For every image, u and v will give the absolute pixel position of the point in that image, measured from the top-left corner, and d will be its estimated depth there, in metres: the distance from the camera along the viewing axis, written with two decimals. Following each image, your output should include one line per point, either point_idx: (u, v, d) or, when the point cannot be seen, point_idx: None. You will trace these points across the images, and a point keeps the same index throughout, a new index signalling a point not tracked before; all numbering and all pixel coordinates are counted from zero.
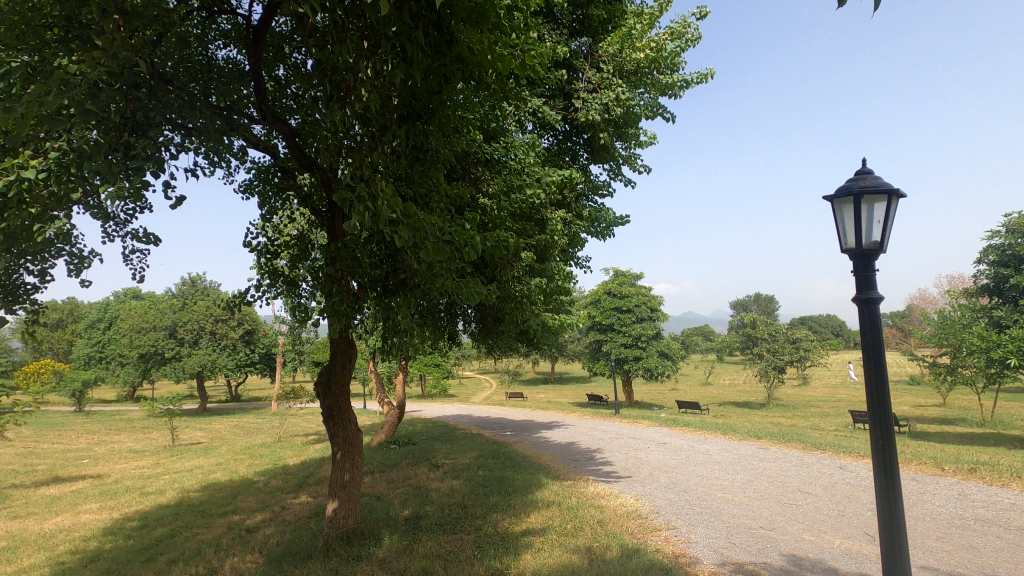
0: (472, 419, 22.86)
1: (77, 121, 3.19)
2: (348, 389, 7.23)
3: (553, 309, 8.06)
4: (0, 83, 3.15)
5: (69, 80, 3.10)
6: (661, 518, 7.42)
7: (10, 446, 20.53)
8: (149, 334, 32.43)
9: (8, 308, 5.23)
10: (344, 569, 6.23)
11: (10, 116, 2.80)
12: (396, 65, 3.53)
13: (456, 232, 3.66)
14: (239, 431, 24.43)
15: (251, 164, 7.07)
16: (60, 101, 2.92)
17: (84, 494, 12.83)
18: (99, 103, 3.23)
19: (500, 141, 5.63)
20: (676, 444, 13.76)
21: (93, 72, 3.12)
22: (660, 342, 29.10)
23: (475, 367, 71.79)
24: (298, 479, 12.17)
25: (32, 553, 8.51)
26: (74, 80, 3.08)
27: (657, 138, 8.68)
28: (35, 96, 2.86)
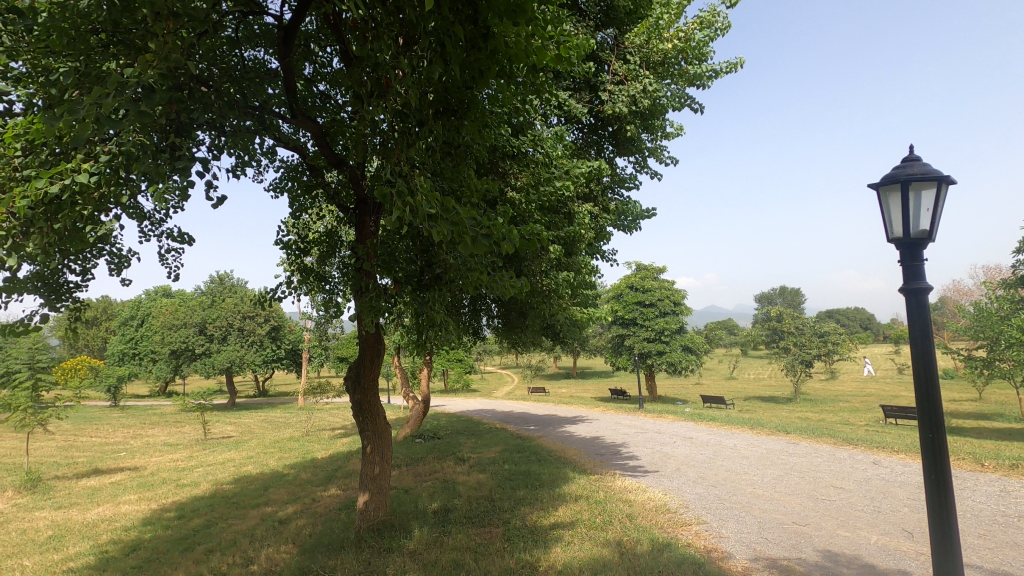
0: (496, 413, 22.99)
1: (129, 123, 3.30)
2: (377, 384, 7.33)
3: (579, 302, 8.06)
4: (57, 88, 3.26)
5: (123, 82, 3.19)
6: (691, 513, 7.36)
7: (52, 439, 21.31)
8: (180, 331, 33.31)
9: (51, 305, 5.44)
10: (376, 560, 6.35)
11: (73, 119, 2.91)
12: (432, 60, 3.54)
13: (494, 225, 3.66)
14: (268, 425, 24.97)
15: (280, 163, 7.19)
16: (116, 103, 3.01)
17: (123, 485, 13.27)
18: (150, 104, 3.33)
19: (527, 134, 5.63)
20: (703, 438, 13.60)
21: (145, 73, 3.21)
22: (683, 336, 28.77)
23: (497, 362, 72.02)
24: (327, 472, 12.41)
25: (77, 542, 8.85)
26: (129, 82, 3.17)
27: (684, 129, 8.58)
28: (96, 98, 2.95)
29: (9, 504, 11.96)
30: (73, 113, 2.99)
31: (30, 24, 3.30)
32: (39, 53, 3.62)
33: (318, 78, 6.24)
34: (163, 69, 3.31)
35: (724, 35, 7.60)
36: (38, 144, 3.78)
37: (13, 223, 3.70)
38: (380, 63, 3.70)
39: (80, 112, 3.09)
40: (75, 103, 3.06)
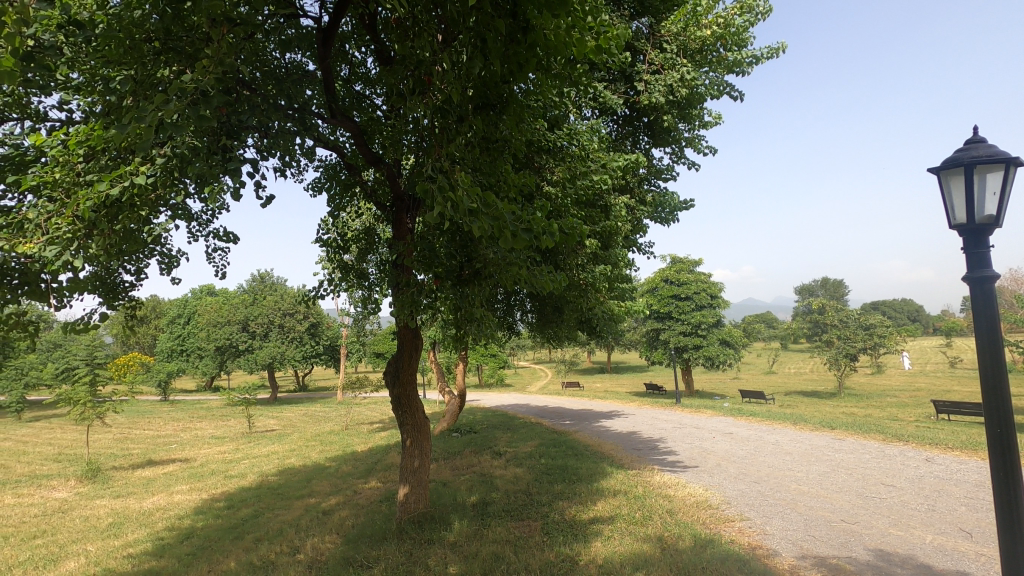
0: (531, 408, 23.04)
1: (188, 127, 3.41)
2: (416, 378, 7.44)
3: (616, 296, 8.01)
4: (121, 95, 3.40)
5: (183, 87, 3.29)
6: (733, 509, 7.21)
7: (108, 431, 22.42)
8: (224, 328, 34.51)
9: (110, 303, 5.82)
10: (418, 551, 6.46)
11: (139, 125, 3.03)
12: (472, 54, 3.54)
13: (535, 219, 3.65)
14: (309, 419, 25.69)
15: (319, 162, 7.34)
16: (177, 107, 3.12)
17: (175, 476, 13.87)
18: (209, 107, 3.43)
19: (563, 127, 5.61)
20: (743, 434, 13.30)
21: (203, 77, 3.29)
22: (721, 330, 28.14)
23: (531, 357, 72.20)
24: (367, 465, 12.68)
25: (135, 529, 9.31)
26: (189, 87, 3.27)
27: (723, 117, 8.36)
28: (158, 104, 3.07)
29: (72, 492, 12.66)
30: (136, 119, 3.10)
31: (93, 37, 3.45)
32: (98, 62, 3.77)
33: (355, 77, 6.35)
34: (218, 73, 3.39)
35: (764, 20, 7.38)
36: (98, 150, 3.96)
37: (79, 225, 3.90)
38: (422, 60, 3.71)
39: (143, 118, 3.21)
40: (138, 110, 3.19)
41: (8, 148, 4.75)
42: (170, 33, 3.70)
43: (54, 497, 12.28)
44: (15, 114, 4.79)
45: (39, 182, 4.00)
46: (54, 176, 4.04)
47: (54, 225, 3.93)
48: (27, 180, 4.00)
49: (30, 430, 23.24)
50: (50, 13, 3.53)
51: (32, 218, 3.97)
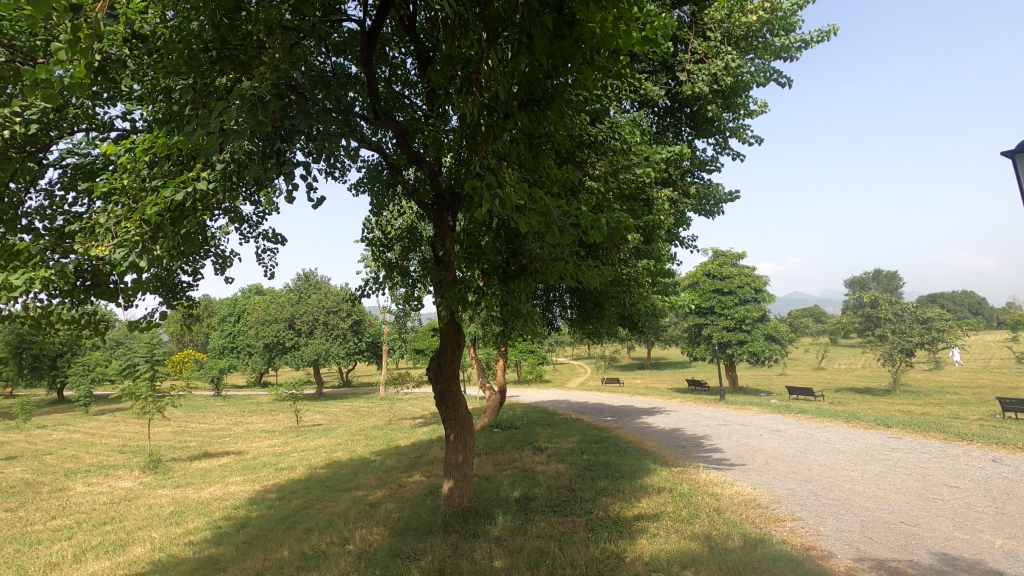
0: (571, 404, 23.01)
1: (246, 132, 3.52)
2: (458, 374, 7.51)
3: (658, 291, 7.91)
4: (184, 105, 3.55)
5: (241, 93, 3.40)
6: (784, 509, 7.02)
7: (167, 425, 23.60)
8: (272, 326, 35.69)
9: (170, 304, 6.17)
10: (463, 545, 6.55)
11: (204, 131, 3.15)
12: (518, 50, 3.54)
13: (582, 214, 3.61)
14: (353, 414, 26.34)
15: (362, 162, 7.50)
16: (237, 113, 3.22)
17: (229, 468, 14.48)
18: (265, 111, 3.54)
19: (605, 121, 5.59)
20: (792, 432, 12.89)
21: (262, 83, 3.41)
22: (766, 325, 27.37)
23: (569, 353, 71.98)
24: (411, 459, 12.92)
25: (195, 518, 9.78)
26: (246, 93, 3.37)
27: (769, 105, 8.11)
28: (220, 112, 3.18)
29: (136, 482, 13.39)
30: (202, 125, 3.24)
31: (156, 50, 3.63)
32: (160, 74, 3.96)
33: (395, 79, 6.46)
34: (274, 80, 3.49)
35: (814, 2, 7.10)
36: (162, 156, 4.14)
37: (145, 228, 4.09)
38: (469, 59, 3.75)
39: (205, 124, 3.34)
40: (202, 117, 3.32)
41: (78, 157, 5.05)
42: (224, 42, 3.84)
43: (121, 486, 13.02)
44: (84, 125, 5.08)
45: (109, 189, 4.23)
46: (122, 182, 4.27)
47: (123, 228, 4.15)
48: (98, 187, 4.25)
49: (97, 422, 24.72)
50: (116, 28, 3.74)
51: (103, 223, 4.21)
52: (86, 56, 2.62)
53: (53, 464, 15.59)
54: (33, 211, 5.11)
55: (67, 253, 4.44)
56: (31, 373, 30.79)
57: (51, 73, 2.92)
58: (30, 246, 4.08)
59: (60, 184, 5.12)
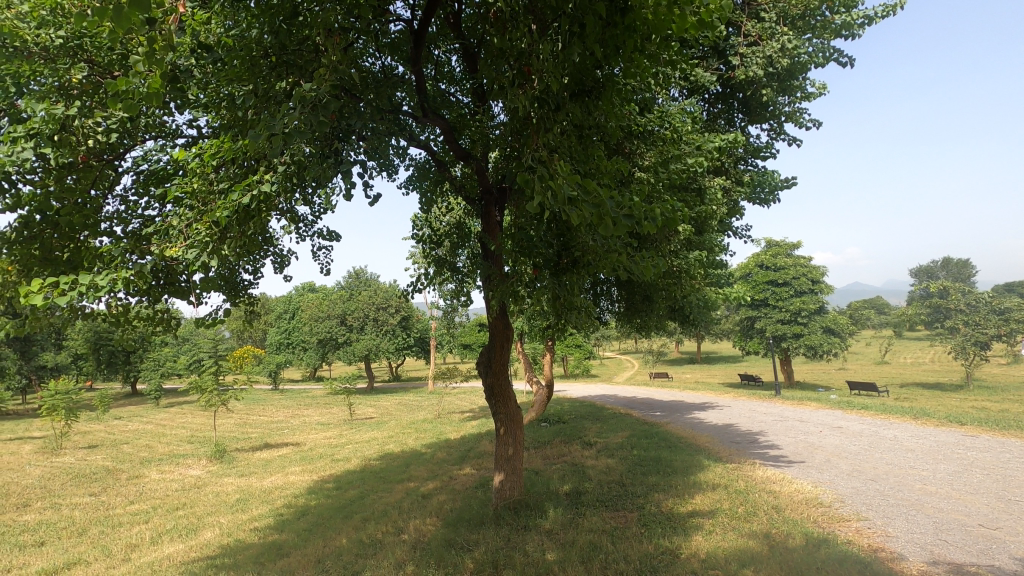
0: (619, 399, 22.79)
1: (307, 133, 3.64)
2: (508, 368, 7.55)
3: (710, 282, 7.72)
4: (248, 110, 3.71)
5: (301, 96, 3.52)
6: (848, 508, 6.73)
7: (231, 417, 24.85)
8: (325, 322, 36.92)
9: (233, 300, 6.51)
10: (516, 537, 6.61)
11: (267, 133, 3.29)
12: (570, 41, 3.52)
13: (635, 205, 3.54)
14: (403, 408, 26.96)
15: (410, 160, 7.64)
16: (297, 116, 3.34)
17: (288, 458, 15.12)
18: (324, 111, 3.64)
19: (654, 111, 5.51)
20: (855, 429, 12.29)
21: (322, 84, 3.51)
22: (824, 317, 26.27)
23: (616, 347, 71.24)
24: (461, 452, 13.11)
25: (259, 505, 10.27)
26: (306, 95, 3.48)
27: (828, 87, 7.75)
28: (283, 115, 3.32)
29: (204, 470, 14.18)
30: (267, 128, 3.38)
31: (220, 58, 3.83)
32: (224, 81, 4.15)
33: (441, 77, 6.53)
34: (332, 81, 3.60)
35: None
36: (227, 161, 4.34)
37: (214, 230, 4.31)
38: (521, 51, 3.75)
39: (270, 126, 3.49)
40: (266, 121, 3.46)
41: (151, 165, 5.38)
42: (284, 48, 4.00)
43: (191, 474, 13.82)
44: (153, 134, 5.39)
45: (181, 193, 4.48)
46: (192, 185, 4.51)
47: (194, 230, 4.38)
48: (172, 191, 4.51)
49: (167, 414, 26.27)
50: (183, 39, 3.97)
51: (176, 225, 4.45)
52: (161, 66, 2.78)
53: (130, 452, 16.71)
54: (111, 215, 5.46)
55: (143, 255, 4.72)
56: (108, 367, 33.03)
57: (130, 84, 3.11)
58: (112, 249, 4.39)
59: (134, 189, 5.45)
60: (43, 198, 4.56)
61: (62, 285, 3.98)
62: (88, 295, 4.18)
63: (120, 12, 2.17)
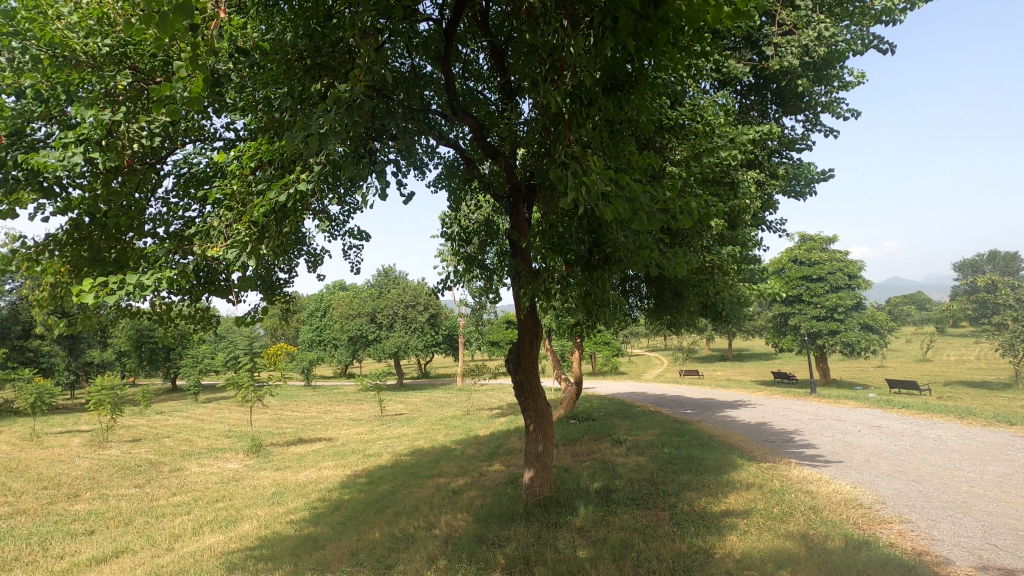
0: (649, 396, 22.57)
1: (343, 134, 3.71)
2: (537, 365, 7.54)
3: (743, 278, 7.59)
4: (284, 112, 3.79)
5: (337, 96, 3.58)
6: (890, 510, 6.54)
7: (266, 412, 25.50)
8: (355, 320, 37.51)
9: (269, 299, 6.69)
10: (547, 534, 6.61)
11: (304, 134, 3.36)
12: (602, 34, 3.49)
13: (670, 199, 3.50)
14: (432, 404, 27.24)
15: (438, 159, 7.70)
16: (333, 117, 3.40)
17: (322, 453, 15.43)
18: (360, 111, 3.70)
19: (686, 104, 5.44)
20: (896, 428, 11.91)
21: (356, 85, 3.57)
22: (862, 313, 25.57)
23: (644, 344, 70.49)
24: (490, 449, 13.17)
25: (294, 499, 10.52)
26: (342, 96, 3.54)
27: (867, 75, 7.50)
28: (319, 116, 3.39)
29: (241, 464, 14.59)
30: (305, 128, 3.45)
31: (257, 62, 3.93)
32: (260, 84, 4.25)
33: (469, 74, 6.55)
34: (367, 82, 3.66)
35: None
36: (264, 162, 4.45)
37: (252, 230, 4.43)
38: (553, 46, 3.75)
39: (307, 127, 3.57)
40: (304, 122, 3.54)
41: (190, 167, 5.54)
42: (318, 50, 4.08)
43: (229, 468, 14.24)
44: (192, 138, 5.55)
45: (221, 194, 4.61)
46: (231, 188, 4.64)
47: (234, 230, 4.51)
48: (213, 193, 4.64)
49: (206, 409, 27.13)
50: (220, 45, 4.08)
51: (217, 226, 4.59)
52: (202, 71, 2.86)
53: (171, 446, 17.31)
54: (153, 217, 5.64)
55: (185, 255, 4.88)
56: (149, 364, 34.23)
57: (173, 88, 3.21)
58: (157, 249, 4.55)
59: (175, 191, 5.62)
60: (91, 201, 4.74)
61: (111, 285, 4.14)
62: (135, 295, 4.34)
63: (165, 19, 2.24)
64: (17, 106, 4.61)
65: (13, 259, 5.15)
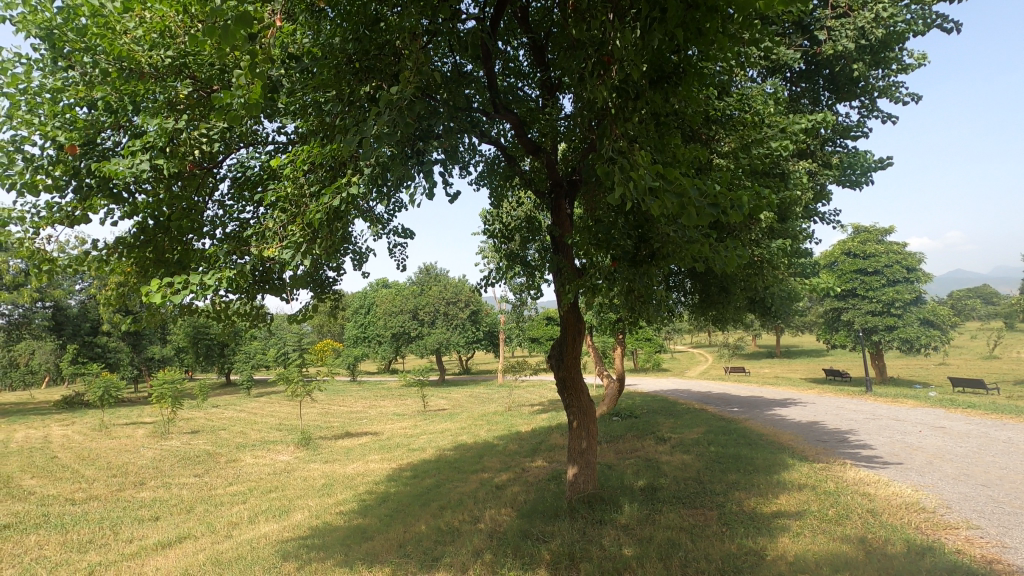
0: (694, 394, 22.11)
1: (393, 136, 3.78)
2: (580, 362, 7.50)
3: (793, 272, 7.33)
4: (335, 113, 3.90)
5: (387, 98, 3.66)
6: (956, 515, 6.21)
7: (315, 407, 26.40)
8: (398, 317, 38.21)
9: (319, 297, 6.92)
10: (592, 531, 6.59)
11: (356, 137, 3.45)
12: (649, 26, 3.44)
13: (721, 193, 3.42)
14: (474, 400, 27.53)
15: (480, 157, 7.77)
16: (383, 119, 3.49)
17: (368, 447, 15.85)
18: (408, 112, 3.77)
19: (733, 94, 5.31)
20: (961, 429, 11.28)
21: (405, 86, 3.64)
22: (921, 308, 24.40)
23: (688, 341, 69.10)
24: (532, 445, 13.22)
25: (343, 490, 10.85)
26: (391, 97, 3.62)
27: (929, 56, 7.11)
28: (369, 118, 3.48)
29: (293, 456, 15.15)
30: (356, 130, 3.54)
31: (309, 67, 4.05)
32: (310, 88, 4.39)
33: (511, 71, 6.57)
34: (415, 83, 3.72)
35: None
36: (316, 166, 4.60)
37: (306, 231, 4.59)
38: (600, 41, 3.72)
39: (360, 131, 3.68)
40: (355, 125, 3.63)
41: (245, 171, 5.77)
42: (366, 53, 4.17)
43: (281, 459, 14.81)
44: (246, 142, 5.78)
45: (276, 197, 4.80)
46: (286, 190, 4.82)
47: (288, 231, 4.68)
48: (269, 195, 4.83)
49: (259, 403, 28.27)
50: (274, 52, 4.24)
51: (273, 228, 4.78)
52: (260, 79, 2.98)
53: (227, 438, 18.12)
54: (212, 218, 5.90)
55: (243, 256, 5.11)
56: (206, 359, 35.91)
57: (232, 96, 3.35)
58: (217, 251, 4.78)
59: (232, 195, 5.87)
60: (156, 205, 5.02)
61: (176, 285, 4.37)
62: (198, 294, 4.56)
63: (227, 30, 2.34)
64: (88, 116, 4.91)
65: (85, 261, 5.50)
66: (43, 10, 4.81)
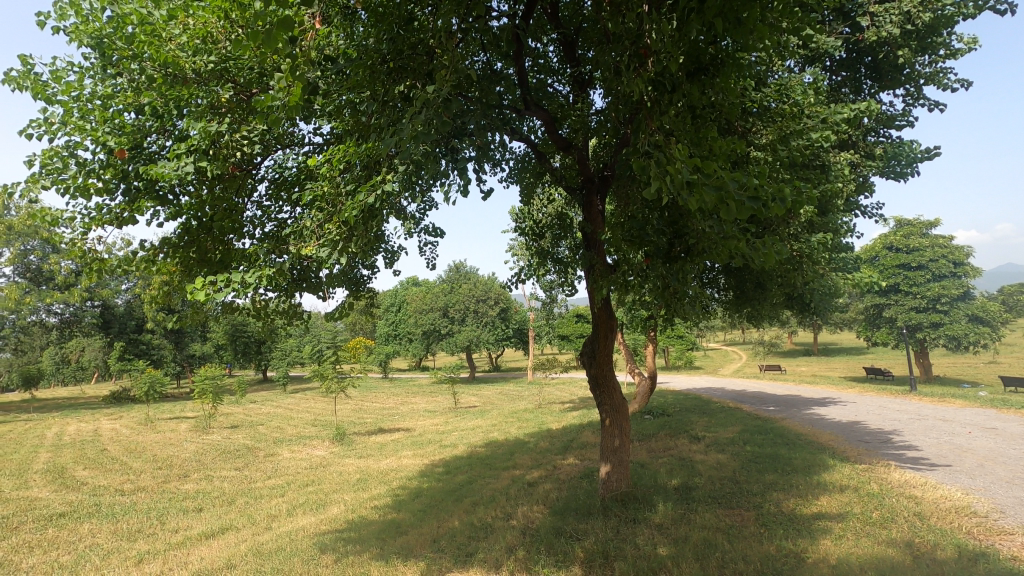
0: (728, 392, 21.68)
1: (427, 134, 3.81)
2: (612, 359, 7.43)
3: (833, 267, 7.10)
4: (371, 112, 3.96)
5: (421, 97, 3.70)
6: (1010, 520, 5.93)
7: (348, 403, 26.87)
8: (428, 314, 38.56)
9: (354, 295, 7.04)
10: (625, 529, 6.53)
11: (392, 134, 3.49)
12: (686, 18, 3.38)
13: (761, 185, 3.34)
14: (504, 397, 27.61)
15: (511, 154, 7.77)
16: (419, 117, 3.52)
17: (401, 443, 16.05)
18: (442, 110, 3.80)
19: (771, 84, 5.18)
20: (1014, 431, 10.75)
21: (440, 84, 3.67)
22: (969, 304, 23.37)
23: (721, 338, 67.76)
24: (563, 443, 13.17)
25: (377, 485, 11.02)
26: (425, 96, 3.65)
27: (980, 40, 6.79)
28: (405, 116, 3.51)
29: (328, 451, 15.46)
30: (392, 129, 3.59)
31: (346, 68, 4.13)
32: (346, 89, 4.46)
33: (543, 66, 6.54)
34: (450, 82, 3.75)
35: None
36: (352, 165, 4.68)
37: (342, 229, 4.67)
38: (636, 34, 3.67)
39: (396, 130, 3.72)
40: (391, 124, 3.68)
41: (282, 172, 5.90)
42: (400, 52, 4.21)
43: (317, 454, 15.13)
44: (282, 143, 5.90)
45: (313, 197, 4.90)
46: (323, 189, 4.92)
47: (325, 230, 4.77)
48: (306, 195, 4.93)
49: (294, 399, 28.98)
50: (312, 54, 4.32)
51: (310, 227, 4.88)
52: (301, 81, 3.05)
53: (265, 432, 18.62)
54: (251, 219, 6.06)
55: (283, 255, 5.24)
56: (244, 356, 36.97)
57: (274, 99, 3.44)
58: (258, 249, 4.90)
59: (270, 195, 6.01)
60: (199, 206, 5.18)
61: (220, 283, 4.52)
62: (239, 292, 4.70)
63: (270, 35, 2.38)
64: (135, 122, 5.09)
65: (133, 261, 5.71)
66: (92, 19, 5.01)
